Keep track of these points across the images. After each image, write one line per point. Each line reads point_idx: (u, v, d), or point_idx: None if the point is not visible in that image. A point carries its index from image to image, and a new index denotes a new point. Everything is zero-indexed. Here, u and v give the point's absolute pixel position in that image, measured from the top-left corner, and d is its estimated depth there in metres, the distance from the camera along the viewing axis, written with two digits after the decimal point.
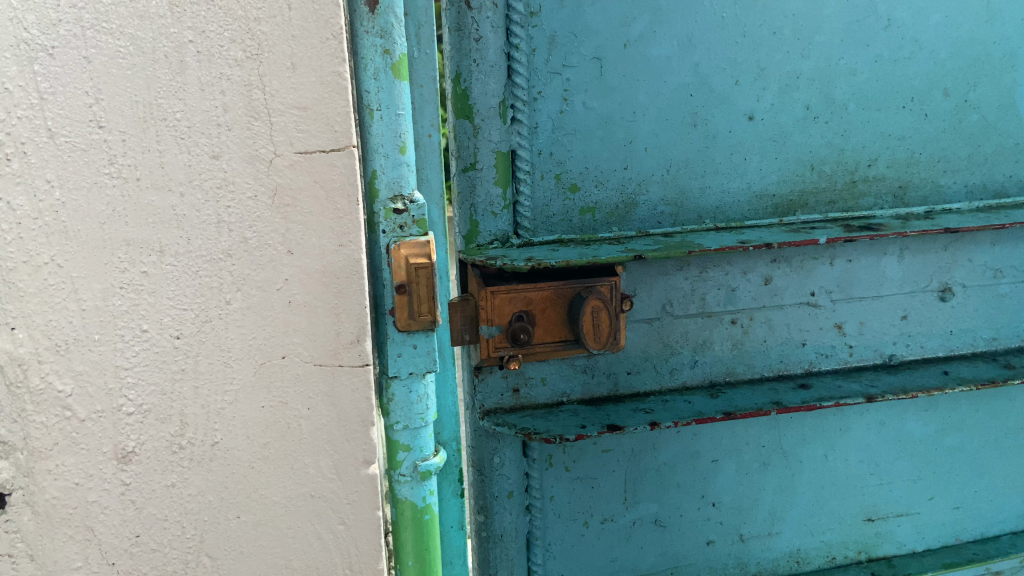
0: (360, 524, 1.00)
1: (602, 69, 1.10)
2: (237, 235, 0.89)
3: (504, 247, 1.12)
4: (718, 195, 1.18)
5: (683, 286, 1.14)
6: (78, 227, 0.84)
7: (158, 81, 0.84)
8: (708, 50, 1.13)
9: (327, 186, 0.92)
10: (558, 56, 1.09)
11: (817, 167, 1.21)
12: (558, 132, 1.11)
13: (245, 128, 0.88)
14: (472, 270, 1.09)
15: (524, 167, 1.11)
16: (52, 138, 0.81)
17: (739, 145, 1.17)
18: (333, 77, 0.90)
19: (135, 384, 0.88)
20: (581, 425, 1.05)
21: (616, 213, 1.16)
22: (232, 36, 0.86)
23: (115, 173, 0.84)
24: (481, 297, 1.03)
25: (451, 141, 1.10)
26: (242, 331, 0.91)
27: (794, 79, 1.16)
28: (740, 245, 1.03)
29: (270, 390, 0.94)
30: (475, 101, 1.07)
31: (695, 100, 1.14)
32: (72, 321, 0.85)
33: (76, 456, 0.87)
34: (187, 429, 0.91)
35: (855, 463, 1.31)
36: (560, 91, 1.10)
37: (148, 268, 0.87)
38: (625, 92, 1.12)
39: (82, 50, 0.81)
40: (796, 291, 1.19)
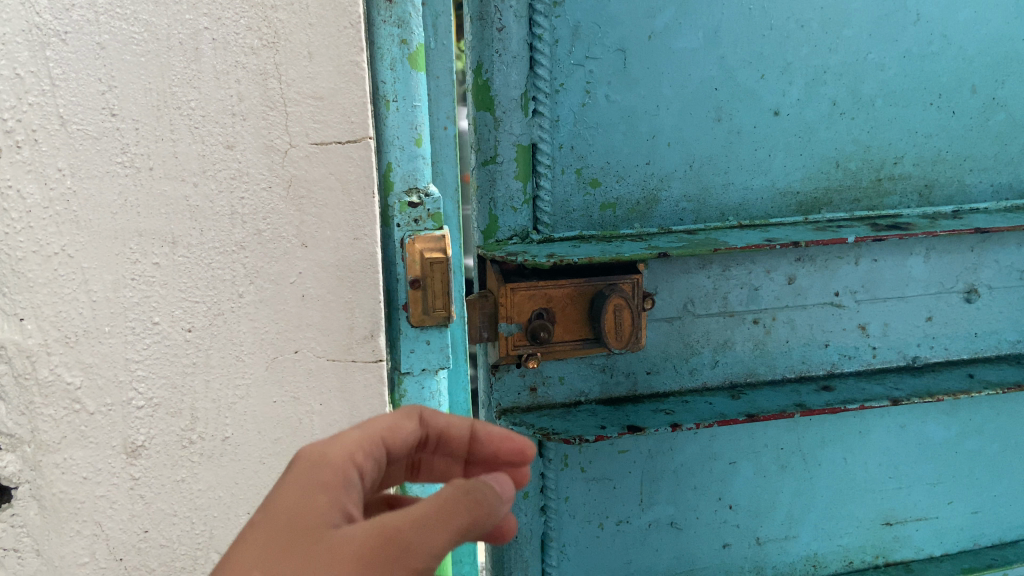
0: None
1: (626, 61, 1.08)
2: (251, 227, 1.03)
3: (524, 242, 1.10)
4: (741, 192, 1.16)
5: (705, 284, 1.12)
6: (88, 218, 0.98)
7: (172, 67, 0.97)
8: (733, 42, 1.10)
9: (343, 178, 1.05)
10: (581, 48, 1.06)
11: (842, 164, 1.19)
12: (581, 125, 1.09)
13: (261, 118, 1.01)
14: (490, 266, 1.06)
15: (546, 161, 1.09)
16: (64, 125, 0.95)
17: (763, 141, 1.15)
18: (350, 66, 1.02)
19: (145, 376, 1.04)
20: (602, 426, 1.03)
21: (637, 209, 1.14)
22: (249, 23, 0.98)
23: (128, 162, 0.98)
24: (502, 294, 1.00)
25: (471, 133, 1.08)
26: (255, 324, 1.06)
27: (821, 73, 1.14)
28: (768, 243, 1.01)
29: (283, 385, 1.08)
30: (497, 93, 1.05)
31: (719, 94, 1.12)
32: (83, 312, 1.00)
33: (84, 450, 1.03)
34: (197, 424, 1.07)
35: (874, 466, 1.29)
36: (583, 83, 1.08)
37: (160, 260, 1.01)
38: (649, 85, 1.09)
39: (95, 36, 0.94)
40: (820, 291, 1.17)
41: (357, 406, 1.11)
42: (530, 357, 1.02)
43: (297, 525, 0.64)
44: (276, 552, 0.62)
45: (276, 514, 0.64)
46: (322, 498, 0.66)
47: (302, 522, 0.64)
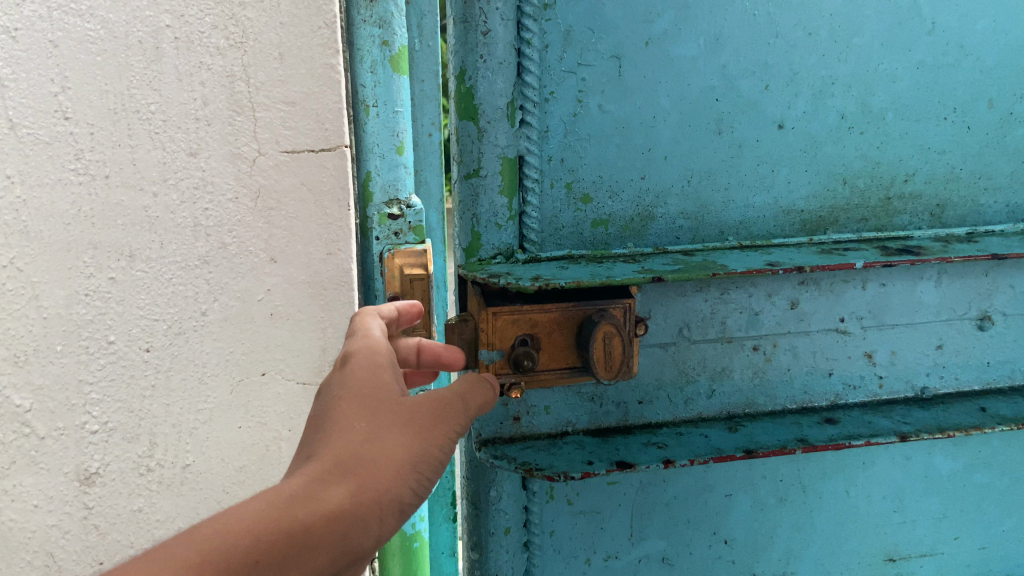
0: None
1: (621, 69, 1.01)
2: (215, 240, 0.96)
3: (508, 262, 1.03)
4: (741, 210, 1.10)
5: (703, 307, 1.06)
6: (39, 228, 0.90)
7: (131, 68, 0.90)
8: (736, 50, 1.03)
9: (315, 189, 0.98)
10: (573, 54, 0.99)
11: (849, 180, 1.12)
12: (572, 136, 1.03)
13: (227, 123, 0.93)
14: (471, 287, 0.99)
15: (533, 175, 1.02)
16: (14, 129, 0.87)
17: (767, 155, 1.08)
18: (325, 69, 0.95)
19: (99, 400, 0.96)
20: (589, 462, 0.96)
21: (631, 226, 1.07)
22: (215, 21, 0.90)
23: (82, 169, 0.90)
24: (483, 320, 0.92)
25: (453, 143, 1.01)
26: (219, 344, 0.99)
27: (829, 85, 1.07)
28: (770, 268, 0.93)
29: (248, 410, 1.02)
30: (482, 101, 0.98)
31: (720, 104, 1.05)
32: (33, 329, 0.92)
33: (35, 477, 0.95)
34: (156, 450, 1.00)
35: (877, 500, 1.22)
36: (574, 92, 1.01)
37: (116, 274, 0.94)
38: (646, 95, 1.02)
39: (48, 33, 0.87)
40: (824, 316, 1.10)
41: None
42: (512, 387, 0.93)
43: (375, 390, 0.74)
44: (368, 406, 0.72)
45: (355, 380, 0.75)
46: (387, 376, 0.76)
47: (379, 392, 0.74)
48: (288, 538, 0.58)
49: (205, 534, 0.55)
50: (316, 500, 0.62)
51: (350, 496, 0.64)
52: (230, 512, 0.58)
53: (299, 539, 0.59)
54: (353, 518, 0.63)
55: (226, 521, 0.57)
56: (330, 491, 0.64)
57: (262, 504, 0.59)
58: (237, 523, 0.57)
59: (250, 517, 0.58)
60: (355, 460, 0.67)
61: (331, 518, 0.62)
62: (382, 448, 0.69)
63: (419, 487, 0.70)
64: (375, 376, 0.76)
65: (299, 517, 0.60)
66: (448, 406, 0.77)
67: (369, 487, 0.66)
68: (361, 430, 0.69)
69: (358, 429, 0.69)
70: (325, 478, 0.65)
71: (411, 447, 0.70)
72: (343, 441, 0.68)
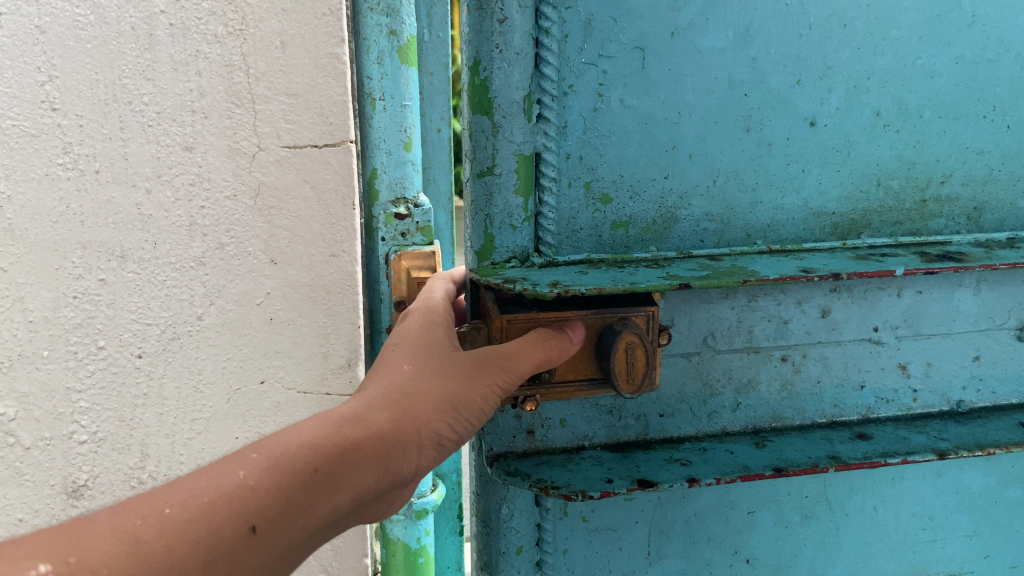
0: (345, 542, 1.04)
1: (644, 61, 0.95)
2: (212, 240, 0.90)
3: (523, 266, 0.98)
4: (770, 212, 1.03)
5: (728, 316, 1.01)
6: (25, 227, 0.85)
7: (123, 56, 0.84)
8: (767, 43, 0.96)
9: (318, 186, 0.92)
10: (594, 44, 0.93)
11: (883, 181, 1.05)
12: (592, 132, 0.96)
13: (225, 115, 0.88)
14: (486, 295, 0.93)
15: (550, 173, 0.97)
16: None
17: (796, 154, 1.01)
18: (329, 59, 0.89)
19: (88, 408, 0.91)
20: (609, 479, 0.91)
21: (653, 227, 1.01)
22: (212, 8, 0.85)
23: (70, 164, 0.85)
24: (496, 329, 0.87)
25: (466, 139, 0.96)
26: (215, 351, 0.93)
27: (864, 79, 1.00)
28: (805, 276, 0.87)
29: (247, 420, 0.96)
30: (497, 95, 0.92)
31: (749, 99, 0.98)
32: (17, 334, 0.88)
33: (19, 489, 0.91)
34: (148, 462, 0.95)
35: (906, 517, 1.16)
36: (595, 85, 0.95)
37: (106, 276, 0.89)
38: (670, 89, 0.96)
39: (35, 19, 0.82)
40: (856, 327, 1.05)
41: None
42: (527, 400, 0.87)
43: (420, 341, 0.81)
44: (416, 354, 0.80)
45: (406, 334, 0.82)
46: (439, 333, 0.83)
47: (429, 340, 0.82)
48: (330, 455, 0.67)
49: (251, 459, 0.65)
50: (351, 427, 0.71)
51: (388, 421, 0.73)
52: (274, 440, 0.67)
53: (327, 466, 0.67)
54: (395, 440, 0.72)
55: (272, 447, 0.66)
56: (369, 419, 0.72)
57: (310, 430, 0.69)
58: (293, 436, 0.68)
59: (294, 442, 0.67)
60: (401, 393, 0.76)
61: (367, 442, 0.70)
62: (427, 383, 0.78)
63: (465, 422, 0.78)
64: (422, 330, 0.82)
65: (332, 447, 0.68)
66: (492, 357, 0.80)
67: (414, 417, 0.74)
68: (407, 370, 0.78)
69: (404, 370, 0.79)
70: (368, 409, 0.73)
71: (459, 390, 0.78)
72: (391, 378, 0.77)
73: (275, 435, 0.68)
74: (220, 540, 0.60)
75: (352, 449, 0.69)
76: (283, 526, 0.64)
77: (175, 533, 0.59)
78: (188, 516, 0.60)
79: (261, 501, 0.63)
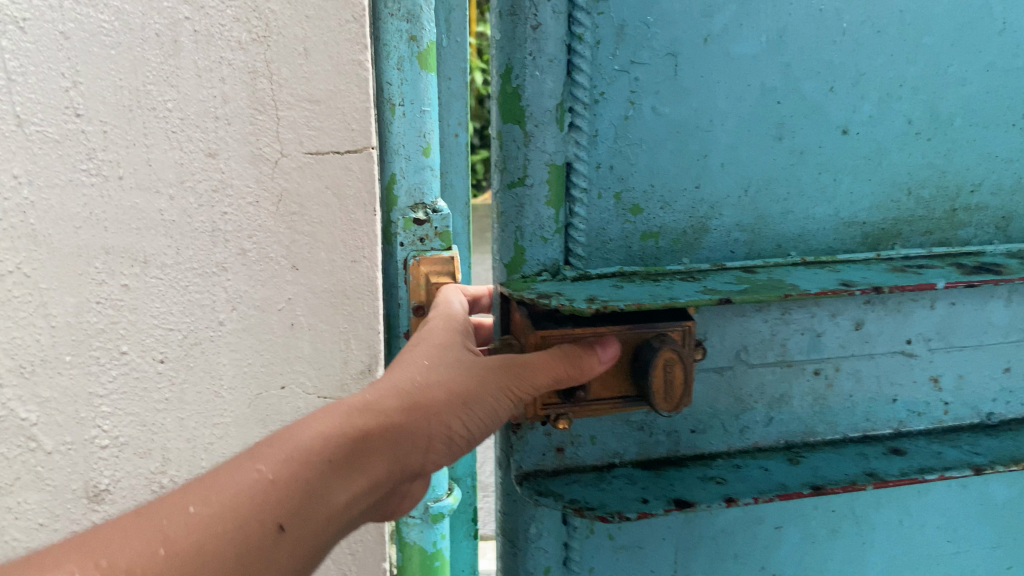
0: (364, 547, 1.03)
1: (676, 69, 0.87)
2: (234, 246, 0.90)
3: (554, 280, 0.90)
4: (801, 222, 0.95)
5: (761, 328, 0.98)
6: (48, 232, 0.86)
7: (147, 63, 0.84)
8: (801, 48, 0.89)
9: (340, 193, 0.92)
10: (627, 51, 0.86)
11: (915, 190, 0.98)
12: (621, 138, 0.89)
13: (248, 122, 0.88)
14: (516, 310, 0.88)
15: (582, 183, 0.89)
16: (22, 127, 0.83)
17: (829, 163, 0.94)
18: (352, 66, 0.88)
19: (110, 413, 0.92)
20: (644, 498, 0.89)
21: (683, 236, 0.92)
22: (236, 14, 0.85)
23: (93, 169, 0.85)
24: (530, 345, 0.80)
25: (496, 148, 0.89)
26: (236, 355, 0.93)
27: (897, 87, 0.93)
28: (846, 288, 0.85)
29: (265, 424, 0.96)
30: (530, 106, 0.86)
31: (782, 108, 0.91)
32: (39, 339, 0.88)
33: (39, 494, 0.92)
34: (169, 466, 0.95)
35: (931, 530, 1.15)
36: (627, 91, 0.87)
37: (129, 281, 0.89)
38: (702, 97, 0.89)
39: (59, 24, 0.81)
40: (890, 338, 1.03)
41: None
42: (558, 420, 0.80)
43: (434, 340, 0.79)
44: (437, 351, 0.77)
45: (429, 335, 0.80)
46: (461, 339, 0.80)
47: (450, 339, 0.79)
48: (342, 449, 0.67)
49: (267, 451, 0.64)
50: (360, 418, 0.69)
51: (398, 412, 0.71)
52: (286, 434, 0.67)
53: (340, 458, 0.66)
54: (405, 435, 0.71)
55: (286, 440, 0.65)
56: (382, 412, 0.70)
57: (326, 424, 0.67)
58: (308, 429, 0.67)
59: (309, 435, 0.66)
60: (416, 386, 0.74)
61: (377, 433, 0.69)
62: (443, 380, 0.75)
63: (478, 420, 0.75)
64: (433, 331, 0.80)
65: (344, 439, 0.67)
66: (510, 362, 0.75)
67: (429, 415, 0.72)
68: (426, 364, 0.76)
69: (423, 364, 0.76)
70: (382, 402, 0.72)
71: (475, 390, 0.74)
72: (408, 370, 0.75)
73: (293, 427, 0.67)
74: (241, 537, 0.60)
75: (362, 440, 0.68)
76: (305, 518, 0.64)
77: (199, 529, 0.58)
78: (212, 511, 0.60)
79: (277, 497, 0.62)
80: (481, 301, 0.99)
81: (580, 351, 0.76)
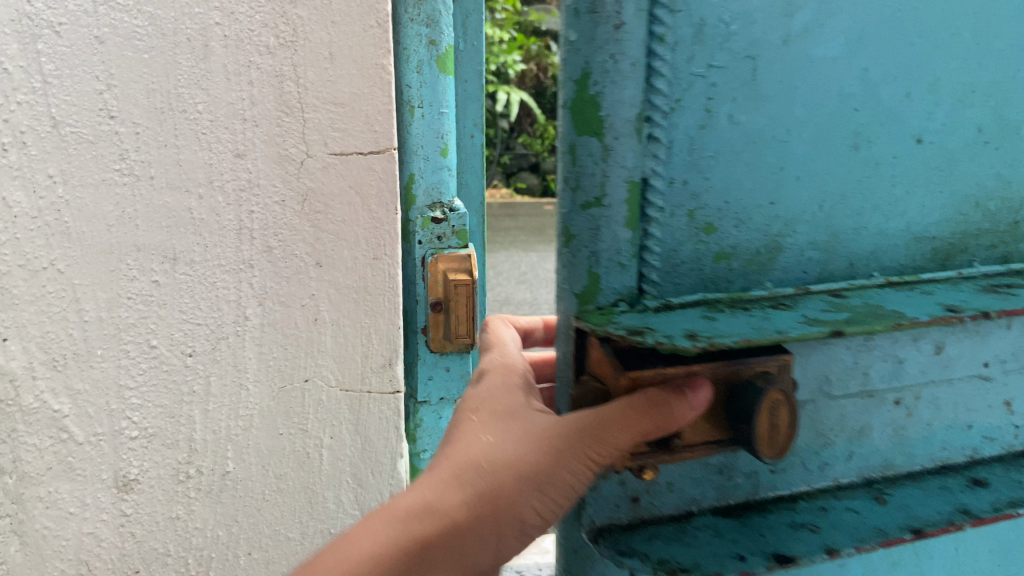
0: None
1: (756, 75, 0.49)
2: (259, 243, 0.84)
3: (642, 317, 0.49)
4: (872, 240, 0.56)
5: (844, 355, 0.57)
6: (81, 228, 0.76)
7: (179, 67, 0.77)
8: (878, 44, 0.52)
9: (363, 193, 0.87)
10: (703, 54, 0.48)
11: (982, 201, 0.59)
12: (692, 158, 0.50)
13: (275, 124, 0.82)
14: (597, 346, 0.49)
15: (659, 205, 0.50)
16: (56, 127, 0.72)
17: (903, 178, 0.55)
18: (375, 68, 0.86)
19: (140, 405, 0.82)
20: (738, 554, 0.51)
21: (753, 262, 0.53)
22: (265, 19, 0.80)
23: (127, 169, 0.77)
24: (621, 393, 0.48)
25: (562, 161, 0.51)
26: (260, 349, 0.87)
27: (971, 84, 0.56)
28: (955, 317, 0.49)
29: (289, 417, 0.90)
30: (607, 107, 0.47)
31: (865, 112, 0.53)
32: (72, 333, 0.77)
33: (70, 483, 0.80)
34: (196, 455, 0.86)
35: None
36: (703, 98, 0.49)
37: (159, 277, 0.80)
38: (788, 102, 0.51)
39: (94, 29, 0.73)
40: (967, 359, 0.62)
41: (370, 452, 0.95)
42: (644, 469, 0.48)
43: (491, 397, 0.54)
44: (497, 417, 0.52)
45: (483, 389, 0.55)
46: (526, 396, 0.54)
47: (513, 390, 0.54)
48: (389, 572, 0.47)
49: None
50: (413, 529, 0.48)
51: (458, 512, 0.49)
52: (330, 559, 0.48)
53: None
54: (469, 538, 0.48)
55: (326, 563, 0.48)
56: (434, 508, 0.49)
57: (370, 532, 0.48)
58: (348, 547, 0.48)
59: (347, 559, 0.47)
60: (475, 468, 0.50)
61: (431, 549, 0.48)
62: (510, 457, 0.50)
63: (565, 506, 0.50)
64: (500, 366, 0.57)
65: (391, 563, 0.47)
66: (593, 429, 0.46)
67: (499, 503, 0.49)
68: (485, 440, 0.51)
69: (480, 440, 0.51)
70: (433, 494, 0.49)
71: (550, 468, 0.48)
72: (462, 448, 0.51)
73: (329, 548, 0.49)
74: None
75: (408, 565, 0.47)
76: None
77: None
78: None
79: None
80: (536, 337, 0.67)
81: (666, 394, 0.45)
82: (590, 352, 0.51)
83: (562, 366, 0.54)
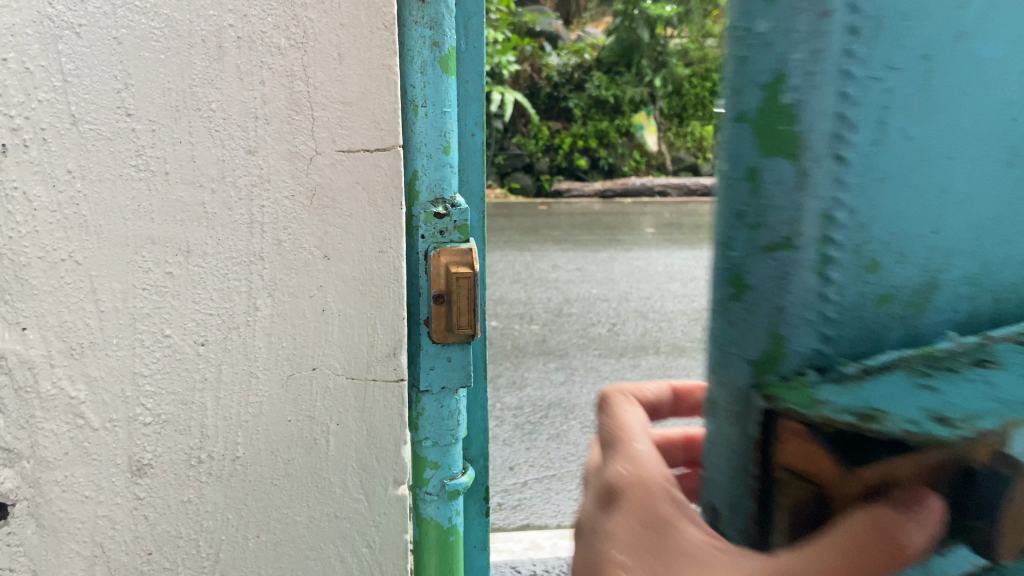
0: (387, 517, 1.08)
1: (928, 78, 0.54)
2: (270, 236, 0.97)
3: (835, 386, 0.55)
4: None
5: None
6: (98, 222, 0.92)
7: (194, 66, 0.91)
8: None
9: (369, 188, 0.99)
10: (880, 52, 0.53)
11: None
12: (872, 168, 0.55)
13: (286, 121, 0.95)
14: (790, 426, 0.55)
15: (838, 241, 0.55)
16: (76, 124, 0.88)
17: None
18: (382, 70, 0.96)
19: (154, 392, 0.98)
20: None
21: (914, 302, 0.58)
22: (277, 21, 0.92)
23: (142, 164, 0.92)
24: (852, 495, 0.52)
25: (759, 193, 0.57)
26: (270, 338, 1.00)
27: None
28: None
29: (297, 403, 1.02)
30: (804, 120, 0.54)
31: (1018, 125, 0.58)
32: (89, 323, 0.93)
33: (86, 467, 0.97)
34: (206, 442, 1.01)
35: None
36: (878, 109, 0.54)
37: (173, 269, 0.95)
38: (951, 122, 0.56)
39: (112, 30, 0.88)
40: None
41: (376, 428, 1.05)
42: None
43: (636, 509, 0.56)
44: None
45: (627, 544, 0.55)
46: (678, 530, 0.54)
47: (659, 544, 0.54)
48: None
49: None
50: None
51: None
52: None
53: None
54: None
55: None
56: None
57: None
58: None
59: None
60: None
61: None
62: None
63: None
64: (635, 474, 0.58)
65: None
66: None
67: None
68: None
69: None
70: None
71: None
72: None
73: None
74: None
75: None
76: None
77: None
78: None
79: None
80: (662, 406, 0.73)
81: (888, 515, 0.49)
82: (782, 448, 0.55)
83: (743, 444, 0.59)
